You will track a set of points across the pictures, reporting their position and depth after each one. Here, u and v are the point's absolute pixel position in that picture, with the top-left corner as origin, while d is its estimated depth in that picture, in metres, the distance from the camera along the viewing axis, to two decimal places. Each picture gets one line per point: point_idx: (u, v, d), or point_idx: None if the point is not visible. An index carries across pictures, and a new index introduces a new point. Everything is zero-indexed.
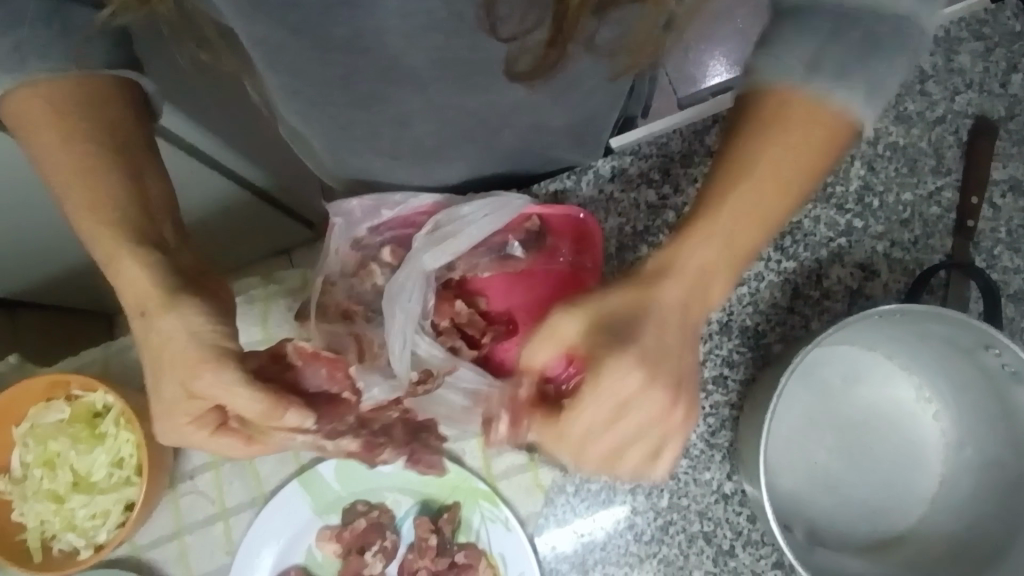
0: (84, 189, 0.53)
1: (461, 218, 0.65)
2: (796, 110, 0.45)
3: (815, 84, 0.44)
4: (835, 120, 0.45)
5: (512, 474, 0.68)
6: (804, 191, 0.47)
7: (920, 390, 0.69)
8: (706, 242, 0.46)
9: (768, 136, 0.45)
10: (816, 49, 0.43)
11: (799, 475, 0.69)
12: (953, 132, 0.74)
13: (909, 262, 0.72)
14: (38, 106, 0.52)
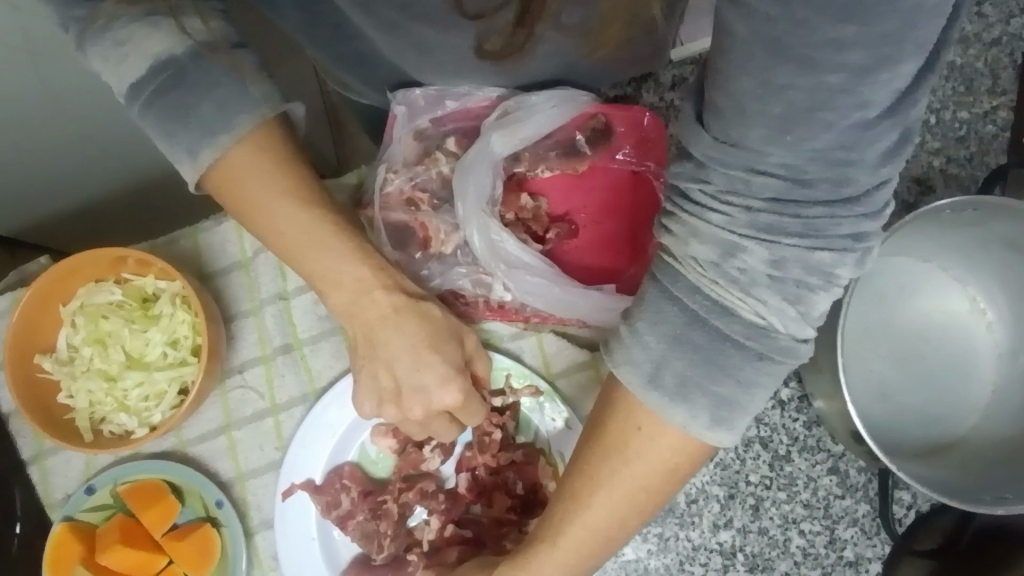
0: (320, 230, 0.53)
1: (531, 107, 0.64)
2: (637, 428, 0.43)
3: (656, 394, 0.41)
4: (679, 446, 0.43)
5: (573, 372, 0.66)
6: (670, 482, 0.45)
7: (974, 300, 0.70)
8: (577, 534, 0.47)
9: (620, 466, 0.44)
10: (660, 356, 0.40)
11: (857, 383, 0.68)
12: (1009, 54, 0.74)
13: (965, 178, 0.72)
14: (257, 161, 0.51)
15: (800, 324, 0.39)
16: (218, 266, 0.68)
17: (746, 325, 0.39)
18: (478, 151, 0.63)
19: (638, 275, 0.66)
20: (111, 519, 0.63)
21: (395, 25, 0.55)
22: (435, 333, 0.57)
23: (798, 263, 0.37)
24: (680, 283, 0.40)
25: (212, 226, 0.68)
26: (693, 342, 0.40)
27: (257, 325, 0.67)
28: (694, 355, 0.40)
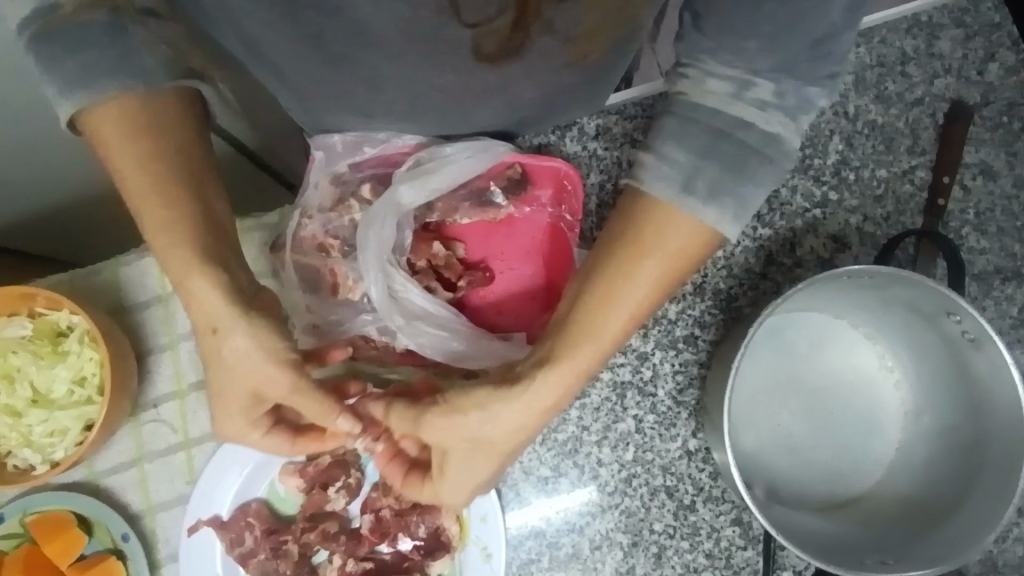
0: (151, 205, 0.52)
1: (444, 159, 0.65)
2: (674, 224, 0.49)
3: (688, 199, 0.49)
4: (695, 236, 0.50)
5: None
6: (673, 288, 0.52)
7: (883, 358, 0.71)
8: (584, 345, 0.52)
9: (635, 277, 0.50)
10: (692, 166, 0.48)
11: (763, 436, 0.69)
12: (930, 114, 0.76)
13: (880, 236, 0.74)
14: (114, 122, 0.52)
15: (795, 132, 0.49)
16: (138, 299, 0.69)
17: (762, 133, 0.48)
18: (386, 202, 0.64)
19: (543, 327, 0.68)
20: (18, 548, 0.64)
21: (328, 78, 0.55)
22: (232, 350, 0.54)
23: (795, 95, 0.47)
24: (699, 109, 0.49)
25: (133, 259, 0.69)
26: (711, 149, 0.48)
27: (173, 360, 0.69)
28: (710, 187, 0.48)
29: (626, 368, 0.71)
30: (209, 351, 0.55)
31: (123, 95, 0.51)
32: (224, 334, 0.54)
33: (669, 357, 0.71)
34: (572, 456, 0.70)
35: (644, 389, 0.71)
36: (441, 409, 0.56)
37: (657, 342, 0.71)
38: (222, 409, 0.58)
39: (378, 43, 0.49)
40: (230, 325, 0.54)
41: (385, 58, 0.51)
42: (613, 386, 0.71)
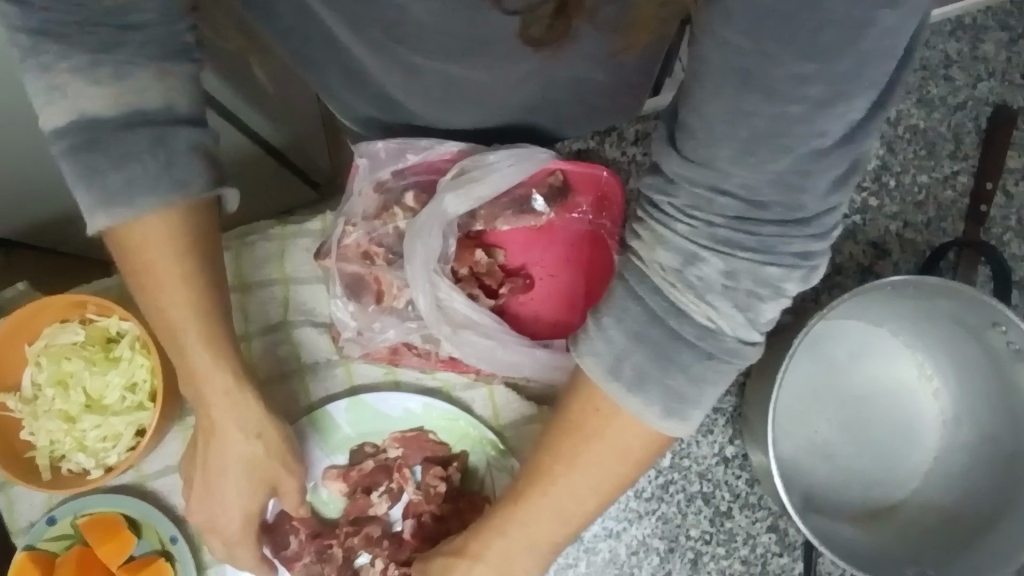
0: (195, 301, 0.55)
1: (487, 166, 0.66)
2: (600, 422, 0.45)
3: (617, 385, 0.43)
4: (641, 431, 0.44)
5: (519, 426, 0.68)
6: (640, 458, 0.46)
7: (922, 367, 0.71)
8: (530, 515, 0.50)
9: (577, 466, 0.46)
10: (621, 352, 0.42)
11: (801, 443, 0.70)
12: (973, 118, 0.75)
13: (920, 243, 0.73)
14: (144, 242, 0.53)
15: (748, 324, 0.40)
16: None
17: (699, 325, 0.41)
18: (431, 210, 0.65)
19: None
20: (71, 549, 0.65)
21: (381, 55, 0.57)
22: (252, 450, 0.58)
23: (751, 275, 0.39)
24: (645, 284, 0.41)
25: None
26: (646, 339, 0.41)
27: None
28: (642, 381, 0.42)
29: None
30: (221, 447, 0.58)
31: (163, 216, 0.52)
32: (260, 440, 0.59)
33: None
34: None
35: None
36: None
37: None
38: (218, 496, 0.59)
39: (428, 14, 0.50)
40: (262, 434, 0.59)
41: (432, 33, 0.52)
42: None
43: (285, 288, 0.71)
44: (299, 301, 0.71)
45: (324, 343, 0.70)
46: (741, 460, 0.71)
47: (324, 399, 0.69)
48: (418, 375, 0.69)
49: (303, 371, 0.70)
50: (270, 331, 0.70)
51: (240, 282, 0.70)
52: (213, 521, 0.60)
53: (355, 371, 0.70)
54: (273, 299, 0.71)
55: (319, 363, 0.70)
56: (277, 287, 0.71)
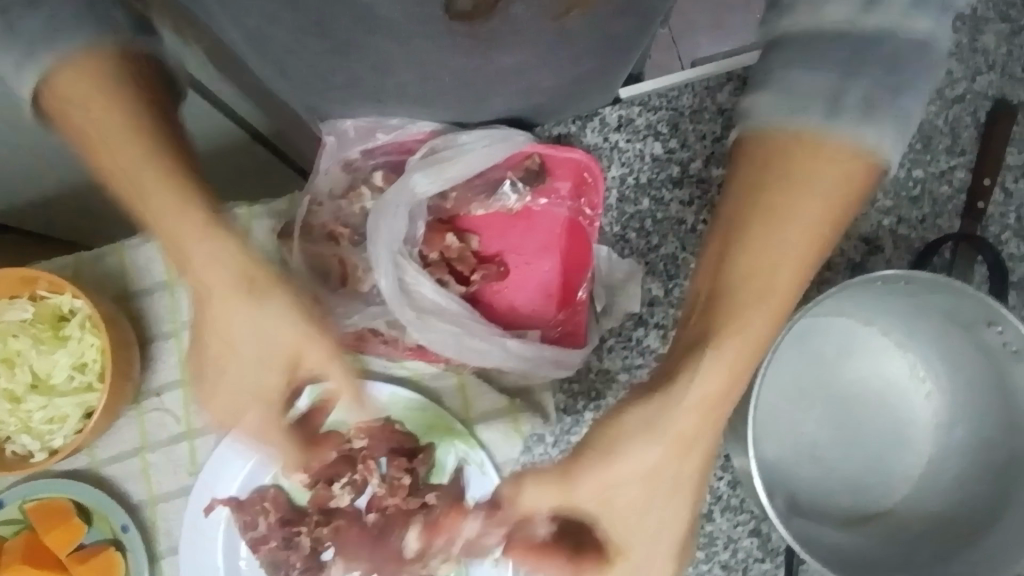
0: (139, 122, 0.48)
1: (460, 148, 0.64)
2: (822, 157, 0.38)
3: (835, 125, 0.37)
4: (852, 162, 0.38)
5: (491, 419, 0.65)
6: (840, 227, 0.40)
7: (915, 367, 0.67)
8: (756, 306, 0.41)
9: (772, 239, 0.40)
10: (837, 87, 0.37)
11: (786, 444, 0.67)
12: (971, 112, 0.72)
13: (915, 239, 0.70)
14: (75, 87, 0.47)
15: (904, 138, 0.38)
16: (144, 286, 0.68)
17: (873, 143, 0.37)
18: (402, 192, 0.65)
19: (562, 324, 0.68)
20: (18, 535, 0.62)
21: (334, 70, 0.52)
22: (265, 293, 0.54)
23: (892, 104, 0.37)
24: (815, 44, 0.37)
25: (138, 244, 0.68)
26: (848, 72, 0.36)
27: (177, 349, 0.67)
28: (864, 102, 0.37)
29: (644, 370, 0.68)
30: (212, 297, 0.54)
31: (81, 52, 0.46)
32: (264, 292, 0.54)
33: None
34: None
35: None
36: (551, 470, 0.49)
37: None
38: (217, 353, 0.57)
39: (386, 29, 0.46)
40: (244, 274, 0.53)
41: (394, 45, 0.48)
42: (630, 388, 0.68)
43: None
44: None
45: None
46: (724, 463, 0.67)
47: (286, 385, 0.66)
48: (386, 364, 0.66)
49: None
50: None
51: None
52: (217, 392, 0.59)
53: None
54: None
55: None
56: None
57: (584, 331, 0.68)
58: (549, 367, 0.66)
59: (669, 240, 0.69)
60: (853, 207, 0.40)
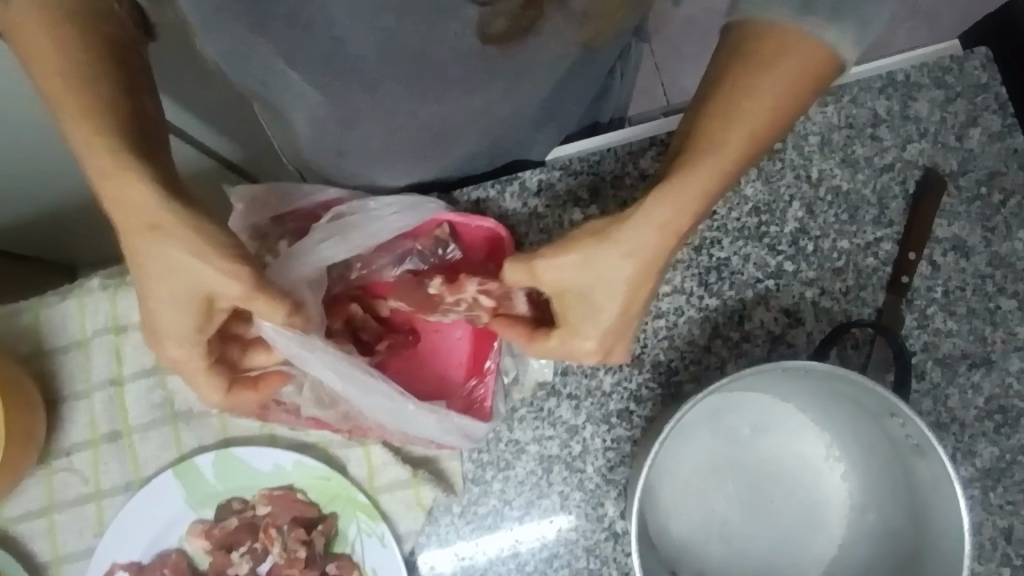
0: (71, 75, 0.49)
1: (367, 213, 0.63)
2: (780, 56, 0.46)
3: (802, 23, 0.45)
4: (811, 59, 0.46)
5: (395, 489, 0.66)
6: (785, 111, 0.48)
7: (830, 446, 0.66)
8: (720, 144, 0.48)
9: (754, 88, 0.47)
10: None
11: (695, 521, 0.66)
12: (900, 181, 0.70)
13: (837, 313, 0.69)
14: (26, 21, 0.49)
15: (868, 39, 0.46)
16: (57, 344, 0.67)
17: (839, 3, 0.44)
18: (307, 259, 0.61)
19: (468, 392, 0.66)
20: None
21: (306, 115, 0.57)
22: (168, 244, 0.50)
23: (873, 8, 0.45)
24: None
25: (55, 302, 0.68)
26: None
27: (88, 409, 0.67)
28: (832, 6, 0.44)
29: (554, 442, 0.67)
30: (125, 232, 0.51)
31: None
32: (161, 232, 0.50)
33: (600, 432, 0.67)
34: (493, 536, 0.66)
35: (572, 464, 0.67)
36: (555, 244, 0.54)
37: (589, 416, 0.68)
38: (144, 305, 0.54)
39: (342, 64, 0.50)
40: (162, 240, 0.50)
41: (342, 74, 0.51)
42: (539, 459, 0.67)
43: None
44: None
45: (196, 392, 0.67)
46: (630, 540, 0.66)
47: (195, 450, 0.66)
48: (292, 431, 0.66)
49: (175, 420, 0.67)
50: (144, 375, 0.67)
51: (116, 324, 0.67)
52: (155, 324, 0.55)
53: (229, 423, 0.67)
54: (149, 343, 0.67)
55: (193, 411, 0.67)
56: None
57: (490, 404, 0.64)
58: (457, 436, 0.63)
59: None
60: (806, 95, 0.48)
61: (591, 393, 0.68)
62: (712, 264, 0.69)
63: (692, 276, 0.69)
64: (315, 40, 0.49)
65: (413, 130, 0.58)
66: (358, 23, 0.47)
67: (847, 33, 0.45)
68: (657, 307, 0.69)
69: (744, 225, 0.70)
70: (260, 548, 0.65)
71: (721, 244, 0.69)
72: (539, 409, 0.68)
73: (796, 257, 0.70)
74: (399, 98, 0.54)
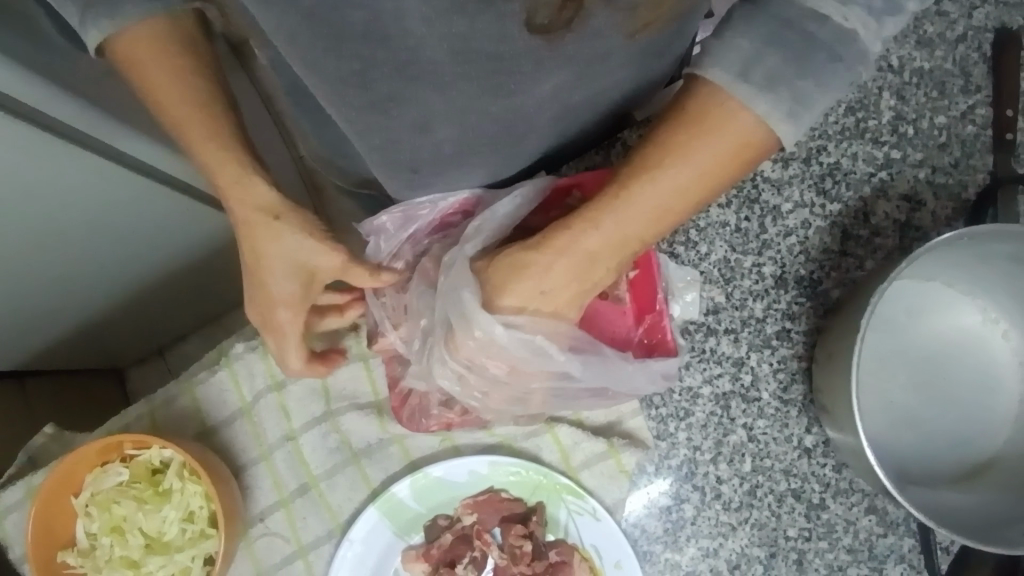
0: (189, 97, 0.52)
1: (491, 217, 0.63)
2: (714, 121, 0.45)
3: (745, 88, 0.44)
4: (741, 131, 0.45)
5: (593, 463, 0.68)
6: (702, 195, 0.48)
7: (985, 310, 0.68)
8: (623, 206, 0.48)
9: (668, 147, 0.46)
10: (753, 53, 0.43)
11: (880, 415, 0.67)
12: (976, 48, 0.72)
13: (953, 185, 0.71)
14: (140, 45, 0.51)
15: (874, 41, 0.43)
16: (221, 418, 0.68)
17: (833, 30, 0.43)
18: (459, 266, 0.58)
19: (647, 337, 0.64)
20: None
21: (399, 154, 0.61)
22: (289, 233, 0.55)
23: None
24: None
25: (205, 377, 0.68)
26: (774, 39, 0.43)
27: (270, 471, 0.67)
28: (769, 77, 0.43)
29: (724, 379, 0.68)
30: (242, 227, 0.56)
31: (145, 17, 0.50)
32: (281, 223, 0.55)
33: (766, 357, 0.69)
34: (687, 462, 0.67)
35: (748, 395, 0.68)
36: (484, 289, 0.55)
37: (750, 344, 0.69)
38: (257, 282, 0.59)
39: (427, 76, 0.50)
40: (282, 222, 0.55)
41: (437, 99, 0.53)
42: (715, 399, 0.68)
43: (320, 376, 0.68)
44: (338, 388, 0.69)
45: (371, 425, 0.68)
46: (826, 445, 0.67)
47: (385, 481, 0.67)
48: (475, 436, 0.68)
49: (357, 458, 0.68)
50: (316, 424, 0.68)
51: (276, 381, 0.68)
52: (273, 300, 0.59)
53: (410, 446, 0.68)
54: (312, 391, 0.68)
55: (372, 445, 0.68)
56: (313, 376, 0.68)
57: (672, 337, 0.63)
58: (660, 380, 0.62)
59: (718, 245, 0.70)
60: (736, 169, 0.47)
61: (746, 323, 0.69)
62: (824, 170, 0.71)
63: (809, 188, 0.70)
64: (393, 52, 0.48)
65: (491, 136, 0.59)
66: (433, 31, 0.46)
67: (779, 109, 0.44)
68: (784, 226, 0.70)
69: (843, 126, 0.71)
70: (480, 550, 0.65)
71: (827, 150, 0.71)
72: (702, 351, 0.69)
73: (900, 144, 0.71)
74: (474, 97, 0.52)
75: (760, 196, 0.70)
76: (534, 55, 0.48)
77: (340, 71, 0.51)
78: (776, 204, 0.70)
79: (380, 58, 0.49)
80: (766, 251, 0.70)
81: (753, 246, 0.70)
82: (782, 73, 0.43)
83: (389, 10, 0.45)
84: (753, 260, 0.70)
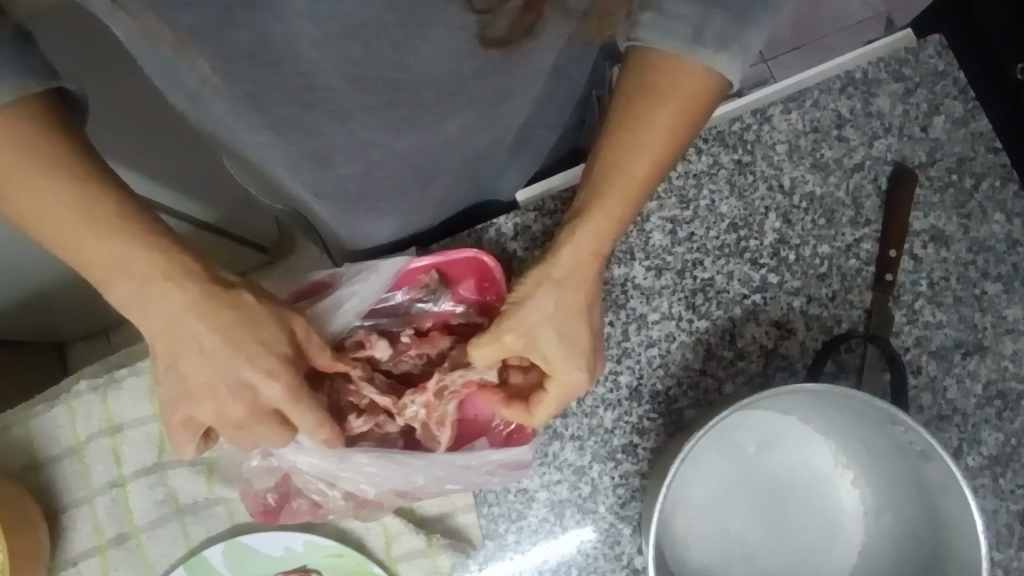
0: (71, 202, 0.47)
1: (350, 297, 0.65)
2: (675, 79, 0.49)
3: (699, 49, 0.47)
4: (701, 78, 0.49)
5: (413, 557, 0.67)
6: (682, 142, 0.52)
7: (838, 455, 0.66)
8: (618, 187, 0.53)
9: (643, 122, 0.51)
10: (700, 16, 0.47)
11: (714, 547, 0.65)
12: (872, 179, 0.70)
13: (827, 319, 0.69)
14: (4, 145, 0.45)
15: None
16: (51, 454, 0.67)
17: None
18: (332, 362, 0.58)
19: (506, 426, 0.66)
20: None
21: (319, 184, 0.59)
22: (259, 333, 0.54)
23: None
24: None
25: (42, 410, 0.68)
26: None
27: (90, 516, 0.66)
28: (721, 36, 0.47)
29: (563, 486, 0.67)
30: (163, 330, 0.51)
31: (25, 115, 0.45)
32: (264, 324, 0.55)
33: (608, 470, 0.67)
34: (509, 565, 0.66)
35: (584, 506, 0.66)
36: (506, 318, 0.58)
37: (594, 454, 0.67)
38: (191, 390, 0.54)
39: (324, 102, 0.49)
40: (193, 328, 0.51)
41: (335, 126, 0.51)
42: (550, 505, 0.66)
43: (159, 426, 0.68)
44: None
45: (199, 483, 0.67)
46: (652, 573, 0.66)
47: (205, 542, 0.66)
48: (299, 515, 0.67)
49: (181, 514, 0.67)
50: (144, 474, 0.67)
51: (111, 425, 0.67)
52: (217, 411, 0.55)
53: (235, 510, 0.67)
54: (148, 439, 0.68)
55: (198, 503, 0.67)
56: (151, 425, 0.68)
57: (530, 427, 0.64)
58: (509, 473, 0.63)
59: None
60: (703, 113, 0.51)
61: (594, 430, 0.67)
62: (697, 285, 0.69)
63: (679, 301, 0.69)
64: (284, 78, 0.46)
65: (396, 174, 0.59)
66: (326, 56, 0.45)
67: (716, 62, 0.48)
68: (648, 337, 0.69)
69: (723, 242, 0.70)
70: None
71: (703, 265, 0.69)
72: (545, 453, 0.67)
73: (780, 268, 0.69)
74: (376, 129, 0.52)
75: (628, 304, 0.69)
76: (436, 88, 0.49)
77: (230, 90, 0.48)
78: (643, 313, 0.69)
79: (273, 88, 0.47)
80: (626, 359, 0.68)
81: (612, 352, 0.68)
82: (728, 29, 0.47)
83: (275, 34, 0.43)
84: (610, 367, 0.68)
